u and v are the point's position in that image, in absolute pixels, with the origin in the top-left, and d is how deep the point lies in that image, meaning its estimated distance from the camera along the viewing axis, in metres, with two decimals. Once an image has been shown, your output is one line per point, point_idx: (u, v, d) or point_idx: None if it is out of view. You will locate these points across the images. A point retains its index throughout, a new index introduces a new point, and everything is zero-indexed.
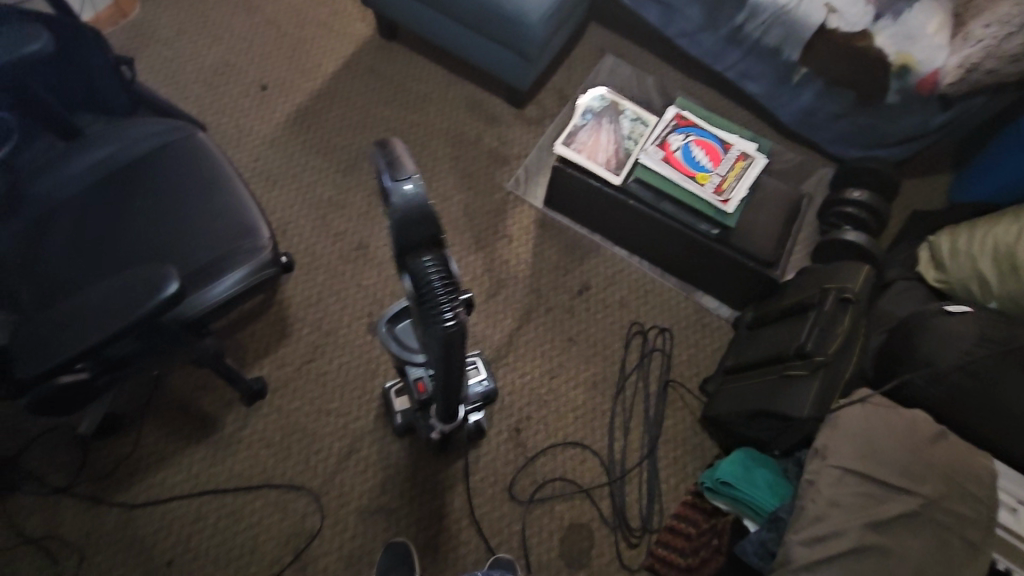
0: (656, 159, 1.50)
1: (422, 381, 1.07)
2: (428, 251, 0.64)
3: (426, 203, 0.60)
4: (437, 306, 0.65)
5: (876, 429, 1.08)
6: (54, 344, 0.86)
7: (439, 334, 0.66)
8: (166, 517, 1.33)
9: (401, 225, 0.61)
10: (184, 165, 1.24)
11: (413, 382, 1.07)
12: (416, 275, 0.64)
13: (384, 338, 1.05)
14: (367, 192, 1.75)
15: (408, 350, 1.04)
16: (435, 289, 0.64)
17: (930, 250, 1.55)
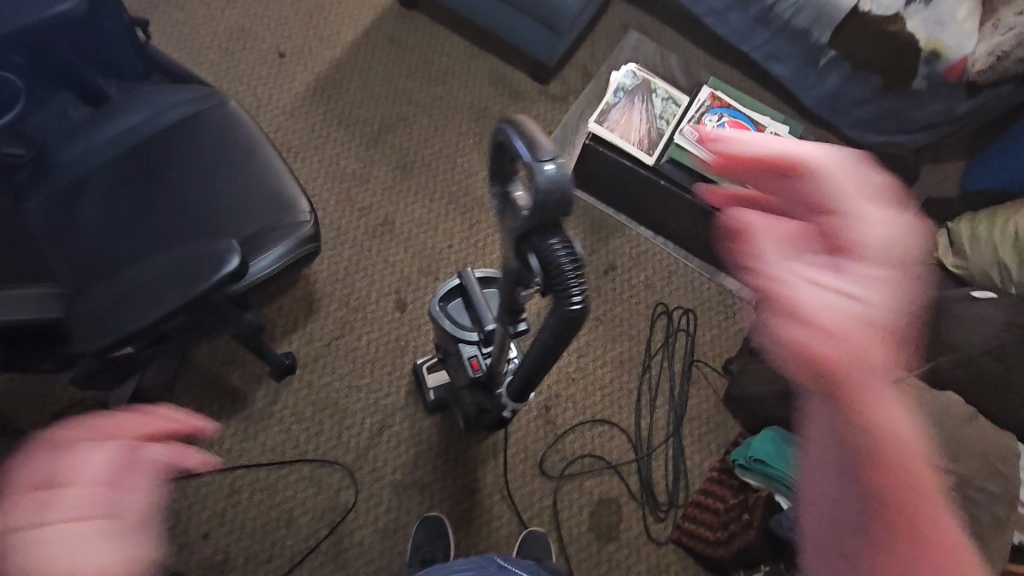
0: (691, 140, 1.50)
1: (476, 360, 1.05)
2: (555, 232, 0.59)
3: (567, 186, 0.55)
4: (566, 289, 0.60)
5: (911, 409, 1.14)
6: (112, 321, 0.84)
7: (565, 316, 0.62)
8: (199, 491, 1.33)
9: (537, 211, 0.56)
10: (217, 135, 1.20)
11: (467, 360, 1.05)
12: (545, 259, 0.59)
13: (437, 315, 1.06)
14: (391, 166, 1.72)
15: (461, 328, 1.05)
16: (563, 270, 0.59)
17: (949, 234, 1.54)
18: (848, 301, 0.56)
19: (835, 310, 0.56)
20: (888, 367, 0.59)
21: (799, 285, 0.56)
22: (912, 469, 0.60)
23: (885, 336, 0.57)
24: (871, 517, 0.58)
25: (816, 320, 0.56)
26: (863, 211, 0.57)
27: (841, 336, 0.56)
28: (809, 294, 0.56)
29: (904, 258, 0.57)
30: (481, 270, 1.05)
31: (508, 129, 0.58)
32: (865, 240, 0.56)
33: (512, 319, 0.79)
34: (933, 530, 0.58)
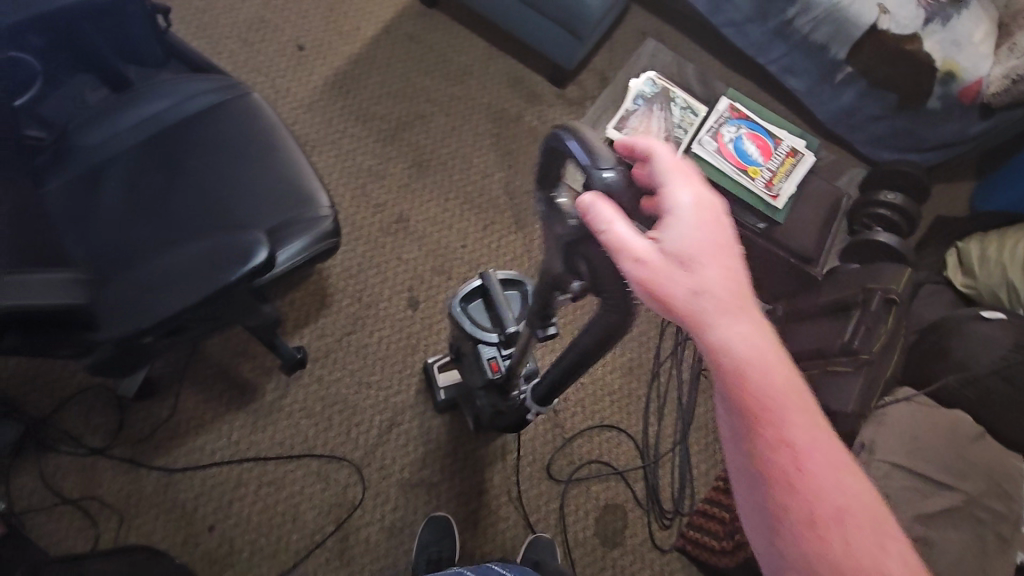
0: (710, 150, 1.53)
1: (495, 363, 1.07)
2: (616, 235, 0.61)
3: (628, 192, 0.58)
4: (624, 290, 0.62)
5: (920, 426, 1.17)
6: (139, 309, 0.85)
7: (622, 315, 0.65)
8: (206, 483, 1.33)
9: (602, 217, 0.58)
10: (239, 126, 1.19)
11: (486, 362, 1.07)
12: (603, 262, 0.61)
13: (457, 316, 1.07)
14: (407, 164, 1.72)
15: (481, 328, 1.07)
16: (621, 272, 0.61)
17: (956, 255, 1.55)
18: (663, 255, 0.56)
19: (654, 264, 0.55)
20: (726, 299, 0.56)
21: (629, 240, 0.55)
22: (790, 405, 0.56)
23: (714, 277, 0.56)
24: (753, 463, 0.56)
25: (647, 272, 0.55)
26: (664, 177, 0.59)
27: (669, 285, 0.55)
28: (634, 246, 0.55)
29: (708, 209, 0.58)
30: (503, 272, 1.07)
31: (567, 140, 0.59)
32: (671, 199, 0.58)
33: (543, 322, 0.81)
34: (812, 464, 0.55)
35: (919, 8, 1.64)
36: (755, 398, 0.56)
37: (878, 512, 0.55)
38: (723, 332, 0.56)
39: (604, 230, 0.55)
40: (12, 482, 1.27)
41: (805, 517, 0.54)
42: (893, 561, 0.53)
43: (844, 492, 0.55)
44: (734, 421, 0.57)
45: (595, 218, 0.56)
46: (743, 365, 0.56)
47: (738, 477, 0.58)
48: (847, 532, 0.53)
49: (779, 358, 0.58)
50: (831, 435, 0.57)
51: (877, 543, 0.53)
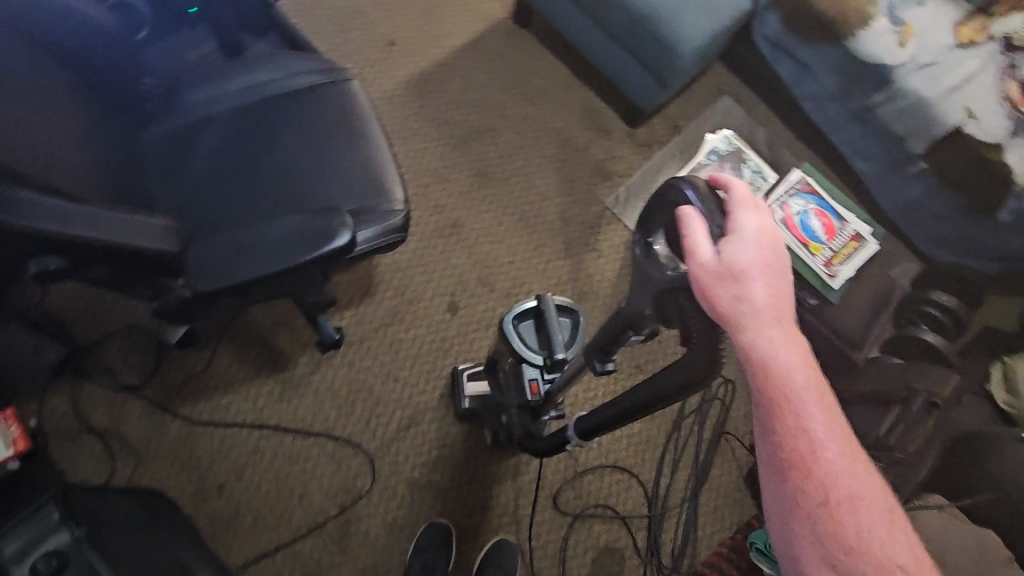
0: (776, 219, 1.54)
1: (536, 385, 1.09)
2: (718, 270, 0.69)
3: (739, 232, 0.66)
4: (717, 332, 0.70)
5: (952, 539, 1.12)
6: (226, 268, 0.90)
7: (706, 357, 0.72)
8: (225, 441, 1.35)
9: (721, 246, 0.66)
10: (334, 110, 1.24)
11: (527, 383, 1.08)
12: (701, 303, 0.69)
13: (508, 336, 1.09)
14: (472, 173, 1.76)
15: (529, 348, 1.09)
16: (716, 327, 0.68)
17: (1004, 372, 1.48)
18: (725, 269, 0.63)
19: (721, 281, 0.62)
20: (765, 307, 0.64)
21: (703, 258, 0.62)
22: (811, 401, 0.66)
23: (761, 295, 0.64)
24: (776, 446, 0.66)
25: (714, 290, 0.62)
26: (735, 205, 0.66)
27: (728, 302, 0.62)
28: (708, 265, 0.62)
29: (769, 236, 0.65)
30: (559, 298, 1.10)
31: (678, 181, 0.68)
32: (739, 223, 0.64)
33: (602, 357, 0.88)
34: (824, 450, 0.66)
35: (1008, 119, 1.64)
36: (784, 395, 0.65)
37: (873, 482, 0.67)
38: (765, 345, 0.63)
39: (687, 247, 0.64)
40: (46, 403, 1.31)
41: (819, 488, 0.65)
42: (883, 519, 0.65)
43: (850, 467, 0.66)
44: (762, 412, 0.66)
45: (686, 228, 0.64)
46: (775, 371, 0.64)
47: (762, 455, 0.68)
48: (852, 498, 0.65)
49: (807, 361, 0.66)
50: (841, 421, 0.68)
51: (873, 506, 0.65)
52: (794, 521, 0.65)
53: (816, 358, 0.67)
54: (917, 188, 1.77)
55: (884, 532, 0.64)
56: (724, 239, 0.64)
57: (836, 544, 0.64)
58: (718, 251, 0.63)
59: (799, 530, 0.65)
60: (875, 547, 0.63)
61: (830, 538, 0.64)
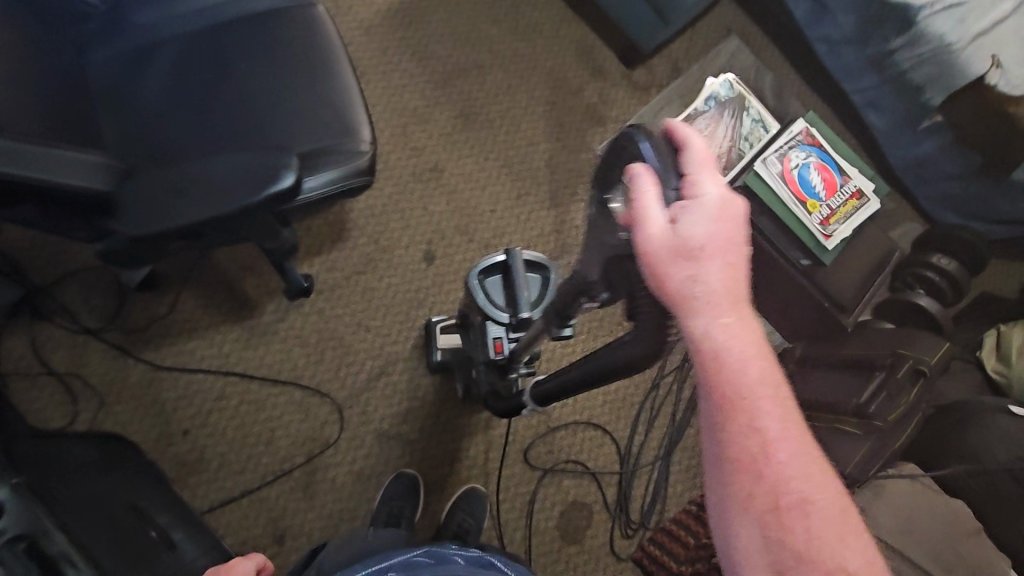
0: (772, 172, 1.44)
1: (500, 344, 1.06)
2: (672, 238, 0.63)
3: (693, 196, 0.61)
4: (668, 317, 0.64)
5: (919, 509, 1.15)
6: (169, 209, 0.81)
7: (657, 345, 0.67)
8: (189, 387, 1.33)
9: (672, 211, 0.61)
10: (296, 36, 1.11)
11: (491, 341, 1.06)
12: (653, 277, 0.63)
13: (473, 291, 1.04)
14: (454, 114, 1.65)
15: (494, 305, 1.05)
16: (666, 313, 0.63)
17: (995, 339, 1.46)
18: (677, 245, 0.60)
19: (672, 256, 0.60)
20: (720, 293, 0.62)
21: (654, 229, 0.59)
22: (765, 397, 0.64)
23: (717, 278, 0.62)
24: (724, 444, 0.64)
25: (663, 265, 0.59)
26: (695, 167, 0.61)
27: (679, 280, 0.60)
28: (658, 236, 0.59)
29: (729, 207, 0.62)
30: (530, 253, 1.06)
31: (633, 131, 0.62)
32: (699, 191, 0.61)
33: (560, 324, 0.83)
34: (775, 448, 0.63)
35: None
36: (735, 388, 0.63)
37: (829, 485, 0.64)
38: (717, 332, 0.62)
39: (638, 213, 0.59)
40: (5, 343, 1.28)
41: (767, 489, 0.63)
42: (838, 524, 0.62)
43: (803, 469, 0.64)
44: (712, 405, 0.64)
45: (637, 188, 0.59)
46: (729, 360, 0.63)
47: (709, 450, 0.66)
48: (803, 500, 0.62)
49: (764, 354, 0.65)
50: (797, 420, 0.66)
51: (828, 510, 0.62)
52: (740, 523, 0.63)
53: (774, 351, 0.66)
54: (929, 143, 1.66)
55: (835, 538, 0.61)
56: (679, 210, 0.61)
57: (782, 548, 0.61)
58: (671, 224, 0.60)
59: (746, 531, 0.62)
60: (824, 553, 0.61)
61: (777, 541, 0.61)
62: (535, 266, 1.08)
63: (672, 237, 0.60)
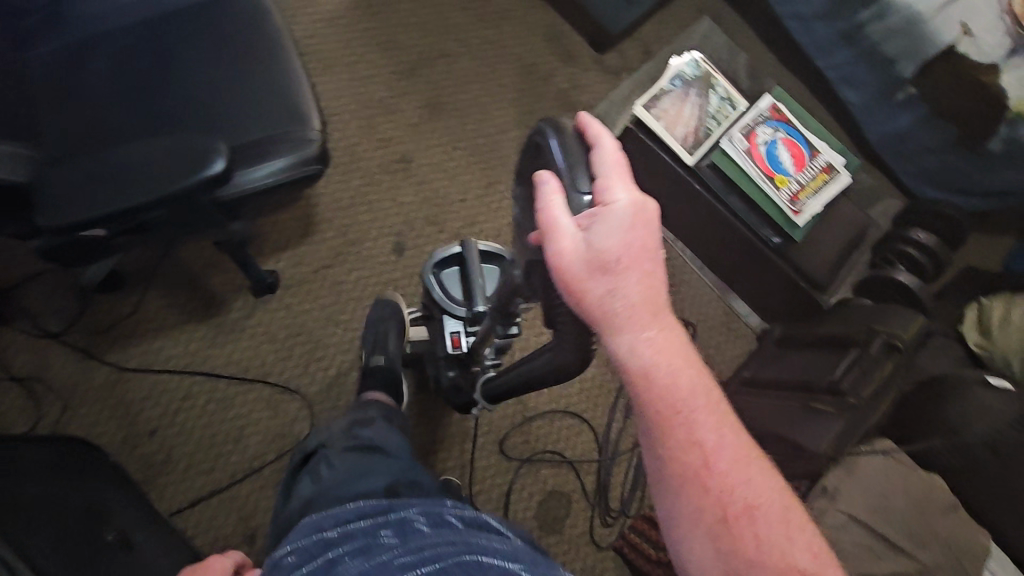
0: (739, 149, 1.42)
1: (456, 339, 1.08)
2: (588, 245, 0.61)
3: (607, 206, 0.58)
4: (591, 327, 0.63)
5: (892, 484, 1.11)
6: (82, 197, 0.80)
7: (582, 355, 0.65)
8: (156, 387, 1.31)
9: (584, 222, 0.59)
10: (242, 26, 1.09)
11: (449, 336, 1.08)
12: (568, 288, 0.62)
13: (426, 285, 1.09)
14: (421, 103, 1.62)
15: (450, 299, 1.09)
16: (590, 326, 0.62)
17: (977, 312, 1.43)
18: (592, 259, 0.59)
19: (585, 271, 0.59)
20: (642, 305, 0.62)
21: (562, 239, 0.57)
22: (698, 408, 0.63)
23: (636, 290, 0.62)
24: (664, 459, 0.63)
25: (577, 280, 0.59)
26: (607, 170, 0.59)
27: (595, 295, 0.60)
28: (569, 248, 0.57)
29: (642, 213, 0.60)
30: (485, 244, 1.10)
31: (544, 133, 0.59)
32: (608, 196, 0.58)
33: (504, 320, 0.81)
34: (714, 455, 0.63)
35: (1010, 34, 1.46)
36: (668, 401, 0.63)
37: (772, 486, 0.63)
38: (641, 347, 0.62)
39: (549, 226, 0.57)
40: None
41: (712, 500, 0.61)
42: (783, 524, 0.61)
43: (745, 475, 0.63)
44: (649, 422, 0.63)
45: (545, 200, 0.57)
46: (656, 372, 0.62)
47: (652, 468, 0.64)
48: (748, 506, 0.61)
49: (692, 363, 0.64)
50: (732, 423, 0.65)
51: (772, 513, 0.62)
52: (689, 537, 0.62)
53: (701, 358, 0.66)
54: (905, 117, 1.63)
55: (782, 538, 0.61)
56: (593, 222, 0.59)
57: (734, 558, 0.60)
58: (583, 234, 0.59)
59: (698, 545, 0.61)
60: (774, 555, 0.59)
61: (728, 551, 0.60)
62: (491, 257, 1.12)
63: (583, 248, 0.59)
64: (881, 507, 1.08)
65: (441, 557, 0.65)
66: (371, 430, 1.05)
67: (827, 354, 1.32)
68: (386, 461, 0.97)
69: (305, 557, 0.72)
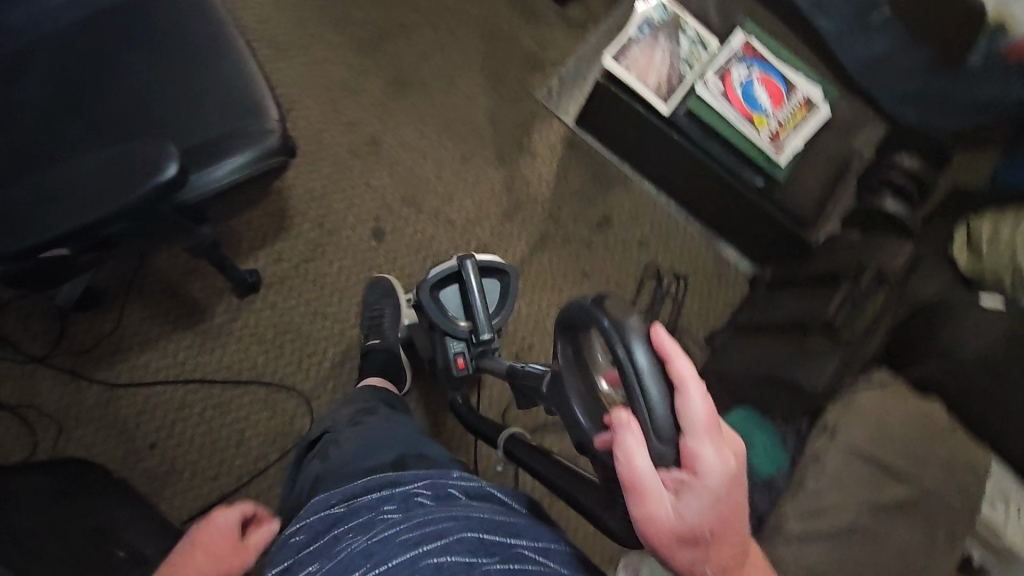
0: (714, 92, 1.38)
1: (461, 358, 1.15)
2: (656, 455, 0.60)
3: (681, 441, 0.57)
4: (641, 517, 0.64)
5: (891, 414, 1.10)
6: (36, 220, 0.76)
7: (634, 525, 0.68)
8: (149, 400, 1.29)
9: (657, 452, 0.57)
10: (181, 19, 1.03)
11: (453, 357, 1.15)
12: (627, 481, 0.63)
13: (428, 306, 1.14)
14: (384, 80, 1.56)
15: (451, 320, 1.14)
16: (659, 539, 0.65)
17: (966, 234, 1.40)
18: (681, 526, 0.59)
19: (674, 534, 0.60)
20: (727, 554, 0.63)
21: (651, 508, 0.58)
22: None
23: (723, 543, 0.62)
24: None
25: (665, 544, 0.60)
26: (696, 425, 0.57)
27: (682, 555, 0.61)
28: (657, 512, 0.58)
29: (731, 474, 0.59)
30: (486, 257, 1.18)
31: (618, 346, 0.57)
32: (699, 459, 0.57)
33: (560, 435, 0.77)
34: None
35: None
36: None
37: None
38: None
39: (634, 483, 0.58)
40: None
41: None
42: None
43: None
44: None
45: (628, 449, 0.58)
46: None
47: None
48: None
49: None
50: None
51: None
52: None
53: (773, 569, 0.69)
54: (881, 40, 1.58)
55: None
56: (683, 483, 0.59)
57: None
58: (671, 494, 0.59)
59: None
60: None
61: None
62: (492, 270, 1.19)
63: (673, 517, 0.59)
64: (884, 437, 1.08)
65: (443, 532, 0.66)
66: (373, 414, 1.04)
67: (820, 292, 1.31)
68: (393, 436, 0.95)
69: (313, 534, 0.72)
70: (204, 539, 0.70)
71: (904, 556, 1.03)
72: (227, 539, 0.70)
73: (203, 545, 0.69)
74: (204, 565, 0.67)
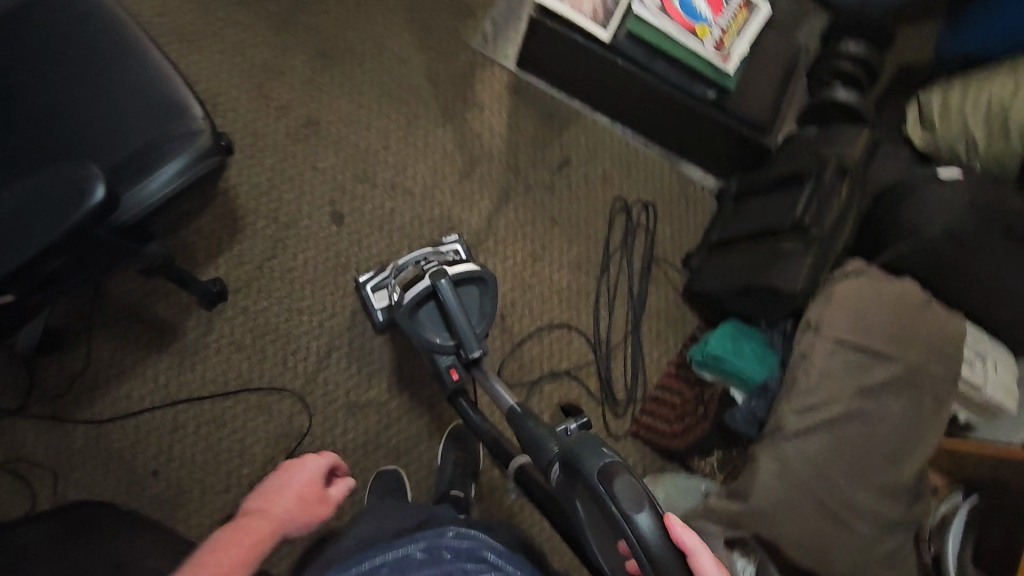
0: (652, 8, 1.31)
1: (454, 369, 1.20)
2: None
3: None
4: None
5: (869, 299, 1.13)
6: None
7: None
8: (141, 429, 1.27)
9: None
10: (73, 25, 0.95)
11: (445, 369, 1.19)
12: None
13: (410, 327, 1.18)
14: (309, 54, 1.47)
15: (437, 337, 1.18)
16: None
17: (918, 110, 1.40)
18: None
19: None
20: None
21: None
22: None
23: None
24: None
25: None
26: None
27: None
28: None
29: None
30: (461, 269, 1.20)
31: (632, 526, 0.65)
32: None
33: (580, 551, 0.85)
34: None
35: None
36: None
37: None
38: None
39: None
40: None
41: None
42: None
43: None
44: None
45: None
46: None
47: None
48: None
49: None
50: None
51: None
52: None
53: None
54: None
55: None
56: None
57: None
58: None
59: None
60: None
61: None
62: (468, 279, 1.22)
63: None
64: (864, 323, 1.12)
65: None
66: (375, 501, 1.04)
67: (787, 195, 1.32)
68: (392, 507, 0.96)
69: None
70: (296, 480, 0.84)
71: (898, 429, 1.08)
72: (314, 486, 0.85)
73: (294, 486, 0.83)
74: (295, 504, 0.81)
